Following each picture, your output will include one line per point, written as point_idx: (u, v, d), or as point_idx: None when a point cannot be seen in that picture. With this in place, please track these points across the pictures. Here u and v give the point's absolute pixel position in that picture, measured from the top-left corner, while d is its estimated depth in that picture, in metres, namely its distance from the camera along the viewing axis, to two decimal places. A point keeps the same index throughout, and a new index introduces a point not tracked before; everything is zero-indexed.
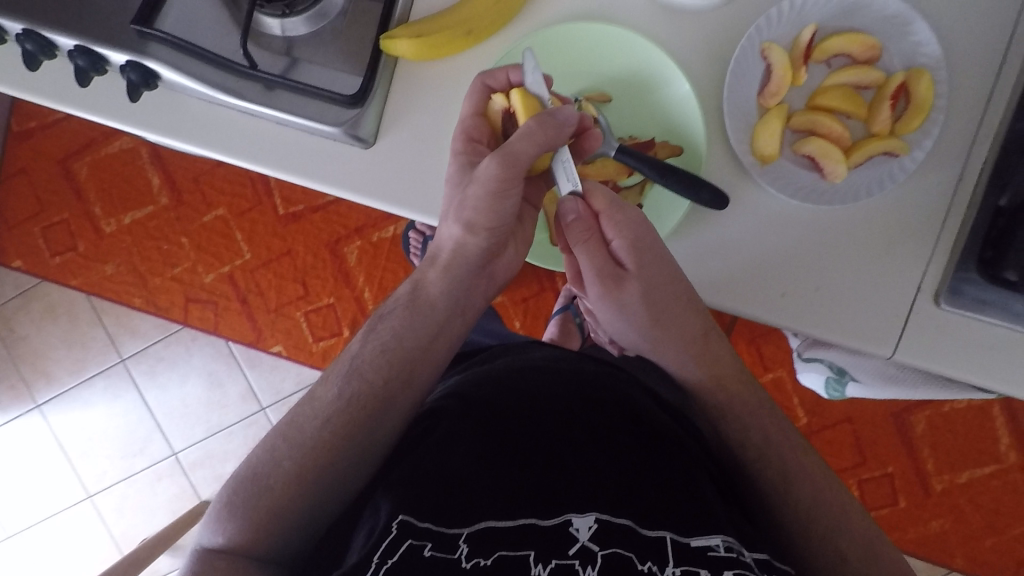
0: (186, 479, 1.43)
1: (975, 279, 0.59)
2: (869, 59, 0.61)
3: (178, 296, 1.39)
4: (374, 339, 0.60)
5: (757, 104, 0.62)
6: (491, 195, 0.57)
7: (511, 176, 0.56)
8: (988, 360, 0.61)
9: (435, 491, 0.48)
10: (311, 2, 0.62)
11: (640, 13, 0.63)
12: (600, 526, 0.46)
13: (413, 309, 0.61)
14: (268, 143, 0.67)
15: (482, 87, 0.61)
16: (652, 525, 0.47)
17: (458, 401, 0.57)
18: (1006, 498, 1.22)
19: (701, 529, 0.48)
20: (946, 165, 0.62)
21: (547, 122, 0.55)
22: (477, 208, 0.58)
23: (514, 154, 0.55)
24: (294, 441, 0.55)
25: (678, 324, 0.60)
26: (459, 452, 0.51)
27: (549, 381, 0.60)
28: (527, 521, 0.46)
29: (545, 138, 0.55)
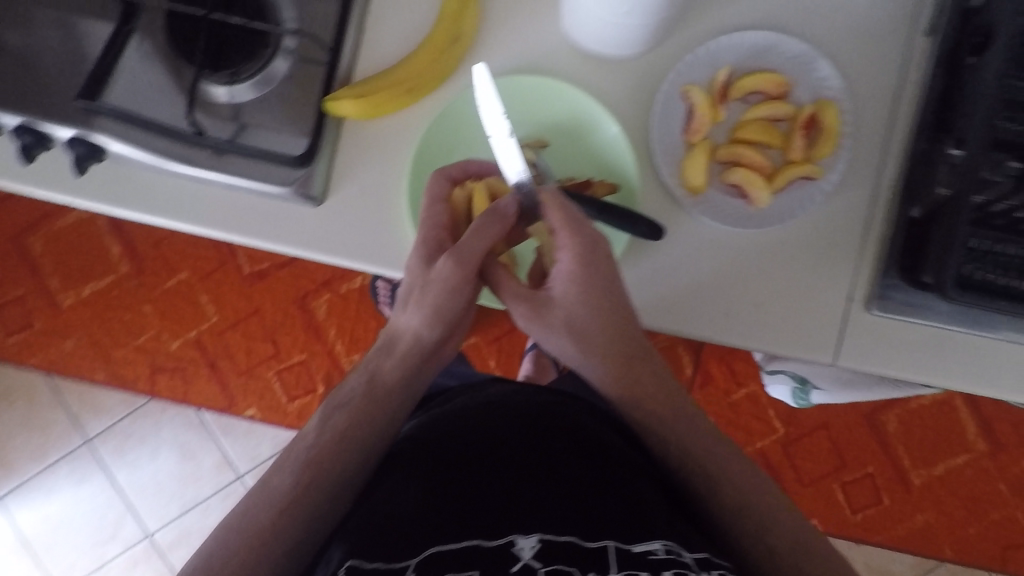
0: (163, 561, 1.37)
1: (899, 284, 0.65)
2: (781, 95, 0.66)
3: (144, 368, 1.37)
4: (329, 429, 0.61)
5: (683, 141, 0.66)
6: (448, 293, 0.60)
7: (465, 277, 0.60)
8: (922, 358, 0.66)
9: (384, 531, 0.51)
10: (256, 69, 0.65)
11: (569, 63, 0.68)
12: (542, 545, 0.49)
13: (370, 397, 0.62)
14: (221, 210, 0.69)
15: (442, 179, 0.63)
16: (593, 539, 0.50)
17: (412, 443, 0.61)
18: (979, 485, 1.26)
19: (643, 537, 0.51)
20: (860, 184, 0.67)
21: (493, 221, 0.59)
22: (434, 306, 0.61)
23: (464, 254, 0.59)
24: (253, 529, 0.55)
25: (618, 349, 0.62)
26: (410, 491, 0.55)
27: (497, 410, 0.64)
28: (471, 543, 0.49)
29: (492, 234, 0.59)
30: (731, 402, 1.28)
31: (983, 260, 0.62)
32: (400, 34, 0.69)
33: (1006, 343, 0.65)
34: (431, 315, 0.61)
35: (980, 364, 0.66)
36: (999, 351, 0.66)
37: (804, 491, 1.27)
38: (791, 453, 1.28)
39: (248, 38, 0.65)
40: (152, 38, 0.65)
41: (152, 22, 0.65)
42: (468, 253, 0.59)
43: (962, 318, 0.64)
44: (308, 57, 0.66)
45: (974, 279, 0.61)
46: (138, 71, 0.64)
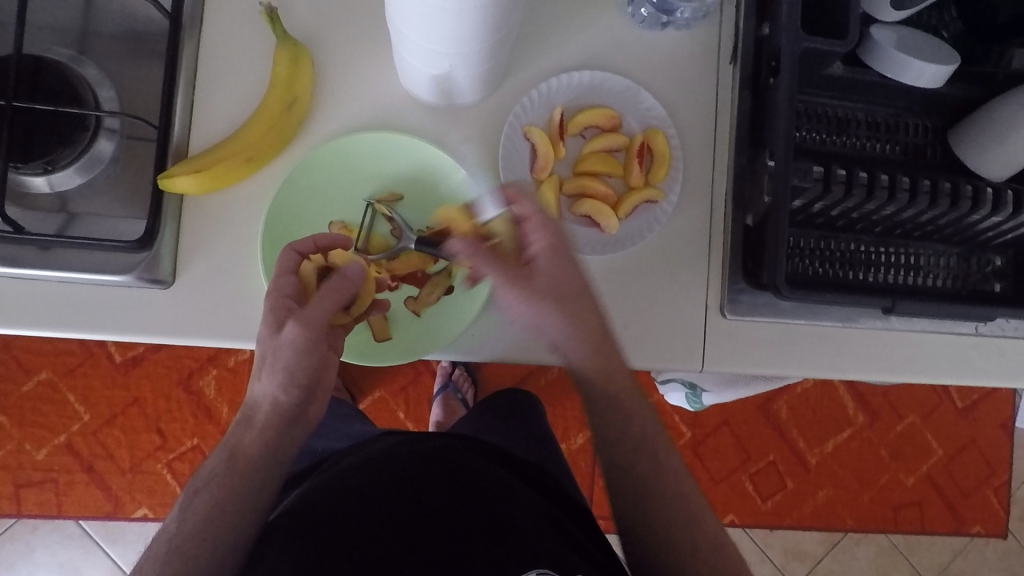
0: None
1: (745, 287, 0.71)
2: (613, 127, 0.71)
3: (6, 485, 1.21)
4: (191, 512, 0.61)
5: (532, 179, 0.69)
6: (301, 357, 0.59)
7: (316, 336, 0.59)
8: (777, 351, 0.72)
9: None
10: (74, 155, 0.60)
11: (414, 115, 0.69)
12: None
13: (234, 475, 0.61)
14: (53, 307, 0.63)
15: (292, 253, 0.61)
16: None
17: (290, 519, 0.59)
18: (865, 454, 1.37)
19: (519, 567, 0.53)
20: (698, 200, 0.73)
21: (336, 285, 0.59)
22: (289, 369, 0.59)
23: (311, 316, 0.58)
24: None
25: (593, 330, 0.61)
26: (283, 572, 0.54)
27: (378, 466, 0.64)
28: None
29: (338, 296, 0.59)
30: None
31: (813, 256, 0.69)
32: (235, 102, 0.67)
33: (842, 328, 0.73)
34: (285, 381, 0.59)
35: (825, 349, 0.73)
36: (839, 335, 0.73)
37: (717, 488, 1.33)
38: (700, 455, 1.33)
39: (60, 122, 0.59)
40: None
41: None
42: (319, 319, 0.59)
43: (803, 311, 0.71)
44: (137, 135, 0.64)
45: (807, 274, 0.68)
46: None
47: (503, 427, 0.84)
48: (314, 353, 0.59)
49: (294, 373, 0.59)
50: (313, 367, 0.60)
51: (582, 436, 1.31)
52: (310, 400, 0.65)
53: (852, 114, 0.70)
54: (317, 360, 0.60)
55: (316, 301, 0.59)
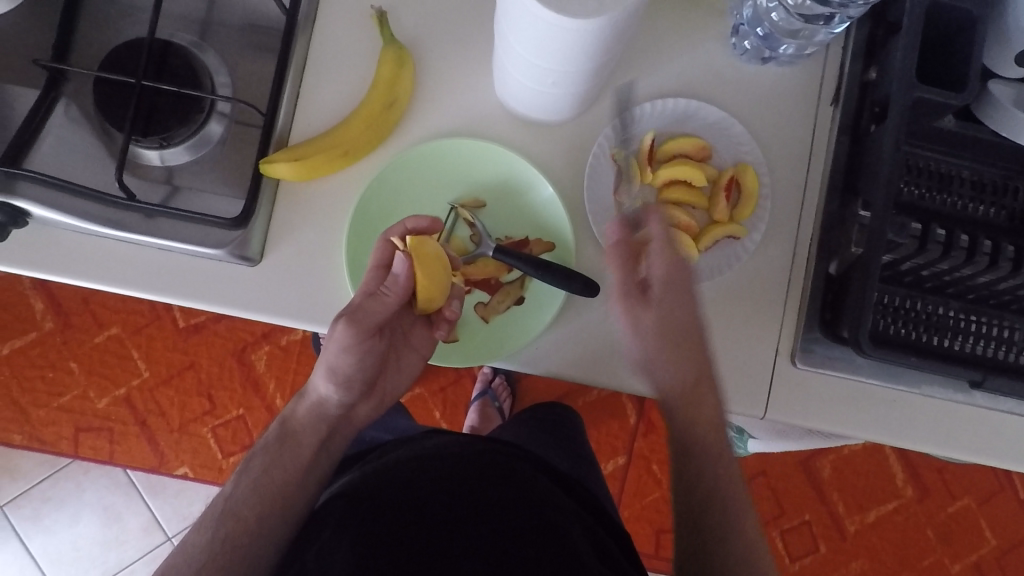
0: None
1: (820, 338, 0.69)
2: (703, 157, 0.70)
3: (66, 428, 1.27)
4: (245, 478, 0.64)
5: (615, 201, 0.69)
6: (346, 352, 0.61)
7: (362, 337, 0.60)
8: (841, 408, 0.70)
9: None
10: (189, 133, 0.64)
11: (505, 127, 0.71)
12: None
13: (284, 446, 0.64)
14: (147, 270, 0.66)
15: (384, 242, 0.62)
16: None
17: (346, 502, 0.61)
18: (910, 530, 1.30)
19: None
20: (780, 242, 0.71)
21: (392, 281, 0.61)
22: (339, 363, 0.61)
23: (361, 313, 0.60)
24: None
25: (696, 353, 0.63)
26: (342, 556, 0.55)
27: (438, 460, 0.65)
28: None
29: (390, 294, 0.61)
30: None
31: (896, 315, 0.66)
32: (336, 97, 0.70)
33: (917, 395, 0.70)
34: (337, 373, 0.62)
35: (894, 413, 0.70)
36: (912, 401, 0.70)
37: None
38: None
39: (177, 102, 0.63)
40: (81, 101, 0.65)
41: (80, 86, 0.65)
42: (370, 317, 0.60)
43: (879, 372, 0.69)
44: (245, 120, 0.67)
45: (887, 333, 0.65)
46: (71, 134, 0.64)
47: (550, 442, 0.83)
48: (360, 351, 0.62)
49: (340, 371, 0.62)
50: (362, 366, 0.63)
51: (614, 463, 1.29)
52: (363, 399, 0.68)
53: (956, 172, 0.67)
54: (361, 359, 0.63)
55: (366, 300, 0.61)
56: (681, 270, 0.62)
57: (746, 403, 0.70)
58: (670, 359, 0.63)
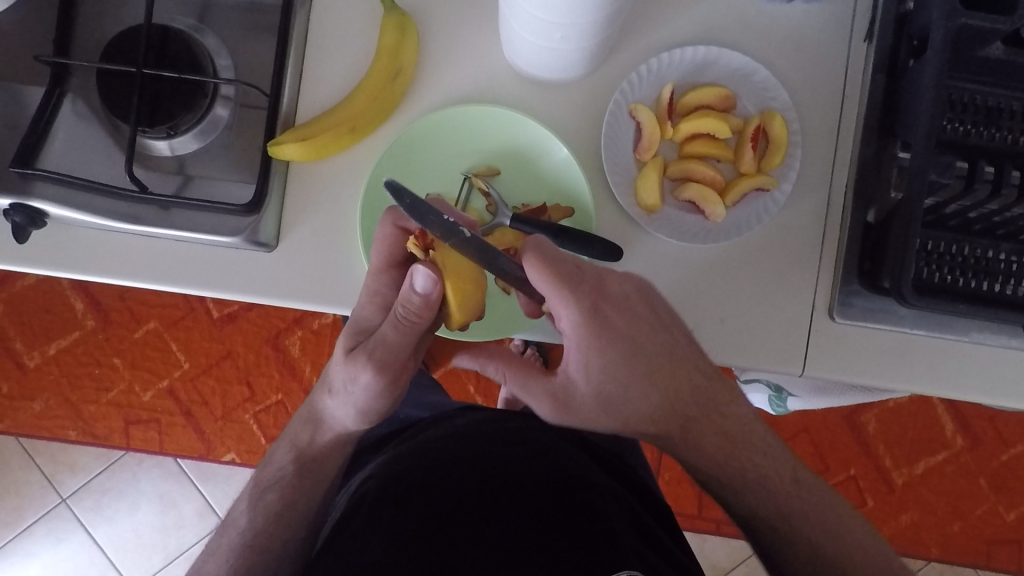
0: None
1: (860, 290, 0.65)
2: (726, 107, 0.66)
3: (117, 421, 1.31)
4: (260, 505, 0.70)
5: (635, 159, 0.67)
6: (378, 395, 0.62)
7: (393, 379, 0.61)
8: (886, 361, 0.67)
9: None
10: (195, 121, 0.64)
11: (516, 90, 0.68)
12: None
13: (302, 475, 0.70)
14: (169, 263, 0.66)
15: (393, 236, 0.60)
16: None
17: (378, 483, 0.62)
18: (962, 480, 1.26)
19: (608, 568, 0.52)
20: (812, 191, 0.67)
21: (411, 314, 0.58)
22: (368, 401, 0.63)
23: (384, 347, 0.60)
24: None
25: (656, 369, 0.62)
26: (379, 541, 0.55)
27: (470, 445, 0.65)
28: None
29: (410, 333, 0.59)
30: None
31: (941, 261, 0.62)
32: (341, 73, 0.68)
33: (967, 343, 0.66)
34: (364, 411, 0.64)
35: (943, 364, 0.67)
36: (963, 351, 0.67)
37: None
38: None
39: (182, 89, 0.63)
40: (87, 97, 0.64)
41: (85, 81, 0.64)
42: (395, 353, 0.60)
43: (926, 322, 0.65)
44: (250, 102, 0.66)
45: (932, 281, 0.61)
46: (81, 131, 0.64)
47: None
48: (393, 389, 0.63)
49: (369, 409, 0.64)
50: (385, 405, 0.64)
51: None
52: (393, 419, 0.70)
53: (1004, 103, 0.62)
54: (393, 396, 0.64)
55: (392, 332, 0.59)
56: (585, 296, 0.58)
57: (783, 361, 0.67)
58: (641, 386, 0.62)
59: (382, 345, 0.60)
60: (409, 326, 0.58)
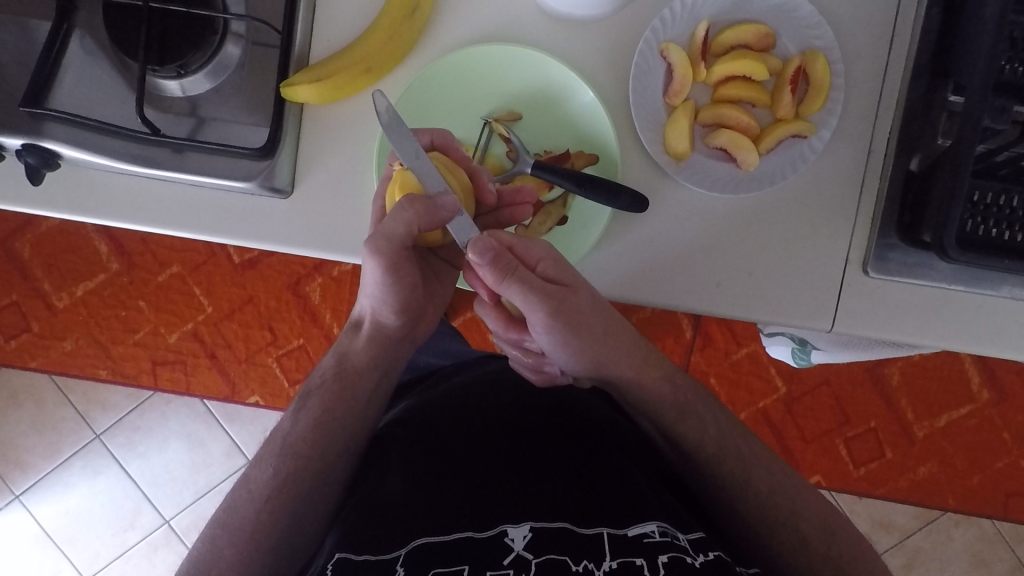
0: (182, 546, 1.35)
1: (898, 244, 0.62)
2: (764, 46, 0.62)
3: (144, 362, 1.34)
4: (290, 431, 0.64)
5: (664, 104, 0.63)
6: (385, 280, 0.59)
7: (394, 262, 0.57)
8: (922, 316, 0.64)
9: (375, 526, 0.52)
10: (205, 59, 0.62)
11: (540, 29, 0.64)
12: (533, 534, 0.49)
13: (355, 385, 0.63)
14: (186, 208, 0.66)
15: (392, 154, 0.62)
16: (589, 525, 0.50)
17: (404, 429, 0.63)
18: (985, 433, 1.24)
19: (638, 518, 0.51)
20: (853, 140, 0.64)
21: (418, 207, 0.54)
22: (377, 290, 0.60)
23: (384, 234, 0.55)
24: (228, 526, 0.57)
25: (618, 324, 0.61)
26: (397, 481, 0.56)
27: (490, 407, 0.65)
28: (462, 534, 0.50)
29: (415, 223, 0.54)
30: (732, 364, 1.25)
31: (987, 213, 0.59)
32: (356, 9, 0.65)
33: (1008, 299, 0.64)
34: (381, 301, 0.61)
35: (980, 320, 0.64)
36: (1002, 307, 0.64)
37: (807, 448, 1.26)
38: (795, 413, 1.26)
39: (190, 25, 0.60)
40: (95, 32, 0.62)
41: (92, 16, 0.62)
42: (399, 245, 0.56)
43: (963, 277, 0.62)
44: (262, 40, 0.63)
45: (975, 235, 0.59)
46: (90, 69, 0.62)
47: None
48: (401, 275, 0.59)
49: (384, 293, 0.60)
50: (394, 298, 0.60)
51: None
52: (421, 316, 0.68)
53: None
54: (407, 281, 0.60)
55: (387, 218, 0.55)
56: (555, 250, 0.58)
57: (813, 316, 0.65)
58: (617, 334, 0.60)
59: (381, 232, 0.55)
60: (408, 220, 0.54)
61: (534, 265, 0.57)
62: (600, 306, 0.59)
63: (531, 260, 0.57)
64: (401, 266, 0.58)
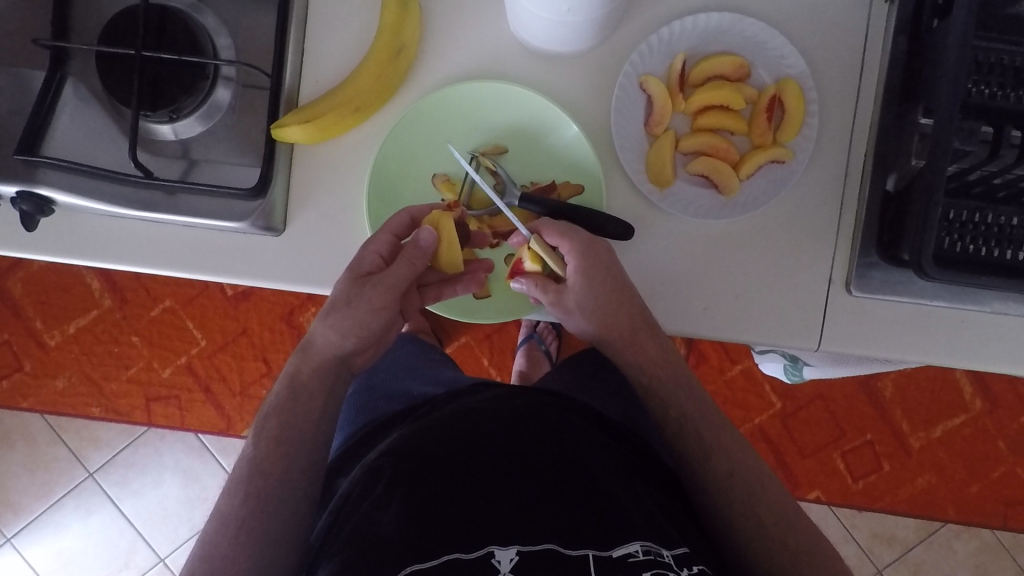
0: None
1: (878, 262, 0.64)
2: (740, 75, 0.64)
3: (138, 398, 1.34)
4: None
5: (646, 133, 0.65)
6: (374, 310, 0.62)
7: (389, 299, 0.63)
8: (905, 332, 0.66)
9: (366, 559, 0.52)
10: (196, 103, 0.63)
11: (525, 65, 0.66)
12: (520, 557, 0.51)
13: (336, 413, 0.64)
14: (179, 248, 0.66)
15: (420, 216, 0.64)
16: (575, 545, 0.52)
17: (391, 458, 0.61)
18: (979, 442, 1.25)
19: (623, 537, 0.53)
20: (830, 162, 0.66)
21: (416, 255, 0.62)
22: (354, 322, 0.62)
23: (391, 282, 0.62)
24: None
25: (622, 317, 0.63)
26: (386, 508, 0.56)
27: (489, 416, 0.64)
28: (450, 556, 0.51)
29: (418, 263, 0.62)
30: (725, 380, 1.26)
31: (963, 231, 0.61)
32: (344, 50, 0.66)
33: (988, 313, 0.65)
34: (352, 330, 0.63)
35: (963, 334, 0.65)
36: (982, 321, 0.65)
37: (804, 462, 1.26)
38: (790, 427, 1.27)
39: (181, 71, 0.62)
40: (88, 80, 0.63)
41: (85, 64, 0.63)
42: (400, 284, 0.62)
43: (945, 293, 0.64)
44: (251, 83, 0.65)
45: (951, 251, 0.60)
46: (83, 117, 0.63)
47: (598, 389, 0.78)
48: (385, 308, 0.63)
49: (363, 322, 0.62)
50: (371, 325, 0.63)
51: None
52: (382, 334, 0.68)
53: None
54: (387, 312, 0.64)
55: (398, 266, 0.62)
56: (592, 252, 0.61)
57: (799, 334, 0.66)
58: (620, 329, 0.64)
59: (390, 276, 0.62)
60: (419, 260, 0.62)
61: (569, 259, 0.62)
62: (609, 302, 0.62)
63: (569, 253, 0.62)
64: (385, 304, 0.63)
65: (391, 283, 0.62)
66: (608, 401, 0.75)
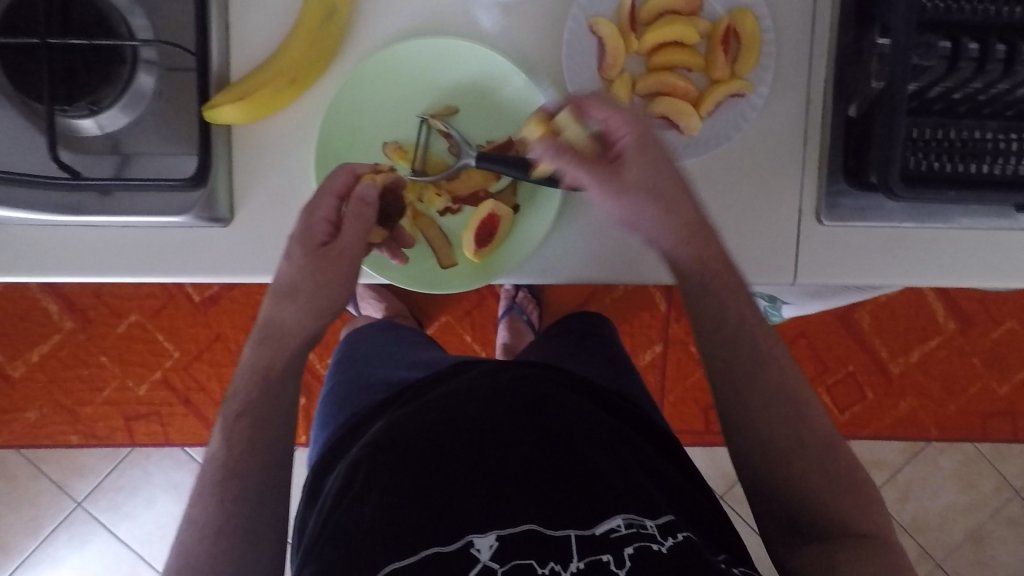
0: None
1: (847, 189, 0.63)
2: (693, 8, 0.61)
3: (117, 419, 1.29)
4: None
5: (600, 78, 0.62)
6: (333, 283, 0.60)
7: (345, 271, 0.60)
8: (880, 257, 0.65)
9: (349, 560, 0.50)
10: (117, 92, 0.59)
11: (467, 19, 0.62)
12: (500, 543, 0.49)
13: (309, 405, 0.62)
14: (125, 252, 0.62)
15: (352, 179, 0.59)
16: (557, 526, 0.51)
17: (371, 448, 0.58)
18: (956, 363, 1.27)
19: (604, 512, 0.51)
20: (793, 91, 0.63)
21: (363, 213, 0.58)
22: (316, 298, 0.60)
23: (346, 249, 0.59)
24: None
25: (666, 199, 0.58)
26: (366, 501, 0.54)
27: (465, 397, 0.62)
28: (428, 551, 0.49)
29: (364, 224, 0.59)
30: None
31: (928, 148, 0.59)
32: (274, 22, 0.62)
33: (958, 229, 0.64)
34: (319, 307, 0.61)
35: (936, 252, 0.65)
36: (954, 237, 0.65)
37: None
38: None
39: (98, 60, 0.58)
40: None
41: None
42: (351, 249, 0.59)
43: (913, 213, 0.63)
44: (177, 64, 0.60)
45: (920, 170, 0.59)
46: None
47: (582, 352, 0.77)
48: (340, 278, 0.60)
49: (329, 301, 0.61)
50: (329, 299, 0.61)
51: (652, 352, 1.25)
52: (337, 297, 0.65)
53: None
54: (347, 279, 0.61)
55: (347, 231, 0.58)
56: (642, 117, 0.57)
57: (775, 269, 0.65)
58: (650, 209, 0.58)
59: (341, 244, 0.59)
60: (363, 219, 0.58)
61: (624, 138, 0.58)
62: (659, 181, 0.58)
63: (623, 131, 0.58)
64: (342, 271, 0.59)
65: (346, 253, 0.59)
66: (596, 362, 0.75)
